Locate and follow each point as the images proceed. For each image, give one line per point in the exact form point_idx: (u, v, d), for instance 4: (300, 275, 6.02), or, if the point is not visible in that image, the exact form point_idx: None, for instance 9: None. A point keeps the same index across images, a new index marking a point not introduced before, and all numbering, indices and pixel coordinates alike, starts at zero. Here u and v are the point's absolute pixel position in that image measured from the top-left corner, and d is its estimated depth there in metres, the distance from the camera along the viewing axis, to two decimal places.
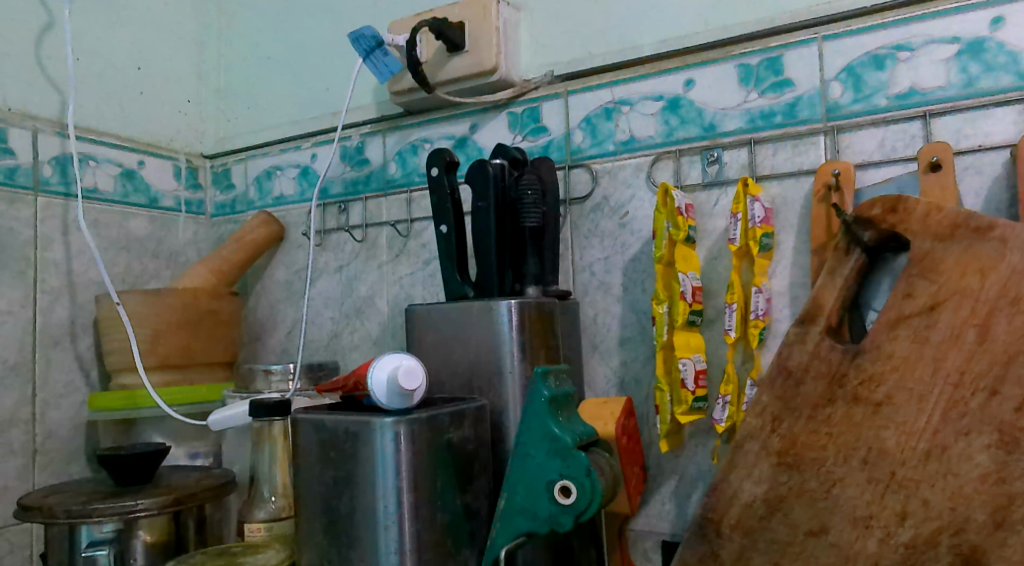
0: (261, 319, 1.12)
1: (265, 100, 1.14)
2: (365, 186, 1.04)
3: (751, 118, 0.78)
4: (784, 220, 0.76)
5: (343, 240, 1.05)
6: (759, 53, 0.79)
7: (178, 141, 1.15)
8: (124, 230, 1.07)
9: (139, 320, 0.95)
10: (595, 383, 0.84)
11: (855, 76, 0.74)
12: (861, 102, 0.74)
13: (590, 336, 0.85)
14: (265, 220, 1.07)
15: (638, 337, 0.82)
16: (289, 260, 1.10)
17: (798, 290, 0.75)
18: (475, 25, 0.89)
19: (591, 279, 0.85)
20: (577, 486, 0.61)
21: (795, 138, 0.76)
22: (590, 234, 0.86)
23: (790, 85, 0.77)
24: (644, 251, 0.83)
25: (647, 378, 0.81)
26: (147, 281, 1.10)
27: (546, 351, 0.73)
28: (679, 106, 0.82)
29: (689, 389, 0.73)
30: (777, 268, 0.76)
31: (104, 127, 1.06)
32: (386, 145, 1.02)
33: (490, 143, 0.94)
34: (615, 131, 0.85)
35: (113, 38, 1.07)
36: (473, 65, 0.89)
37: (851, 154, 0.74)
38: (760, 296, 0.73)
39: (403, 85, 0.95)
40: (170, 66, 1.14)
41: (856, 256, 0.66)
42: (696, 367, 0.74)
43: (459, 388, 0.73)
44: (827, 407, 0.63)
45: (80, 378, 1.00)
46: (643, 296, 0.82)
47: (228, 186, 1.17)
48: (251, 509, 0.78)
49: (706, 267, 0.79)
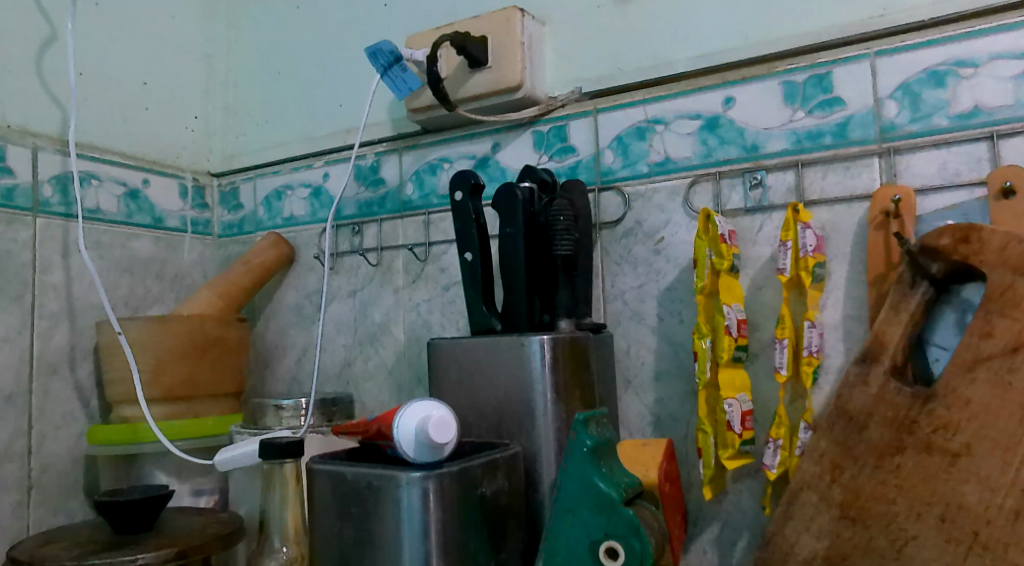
0: (269, 344, 1.06)
1: (276, 116, 1.10)
2: (380, 207, 0.99)
3: (797, 139, 0.73)
4: (836, 248, 0.70)
5: (356, 263, 1.00)
6: (806, 70, 0.74)
7: (185, 159, 1.11)
8: (127, 252, 1.02)
9: (142, 348, 0.90)
10: (628, 420, 0.78)
11: (912, 94, 0.69)
12: (919, 122, 0.69)
13: (622, 370, 0.79)
14: (275, 241, 1.03)
15: (675, 371, 0.77)
16: (300, 283, 1.05)
17: (852, 324, 0.69)
18: (499, 39, 0.85)
19: (624, 308, 0.80)
20: (625, 547, 0.55)
21: (846, 160, 0.71)
22: (622, 261, 0.81)
23: (840, 104, 0.72)
24: (681, 279, 0.77)
25: (685, 416, 0.76)
26: (150, 305, 1.05)
27: (581, 392, 0.67)
28: (718, 126, 0.77)
29: (736, 431, 0.67)
30: (829, 299, 0.70)
31: (107, 144, 1.02)
32: (402, 165, 0.98)
33: (512, 163, 0.89)
34: (648, 151, 0.80)
35: (120, 53, 1.03)
36: (497, 81, 0.85)
37: (910, 179, 0.69)
38: (813, 331, 0.67)
39: (421, 102, 0.90)
40: (178, 82, 1.10)
41: (922, 291, 0.61)
42: (743, 408, 0.68)
43: (487, 431, 0.68)
44: (896, 456, 0.58)
45: (80, 409, 0.95)
46: (679, 328, 0.77)
47: (237, 206, 1.13)
48: (260, 561, 0.73)
49: (750, 296, 0.73)
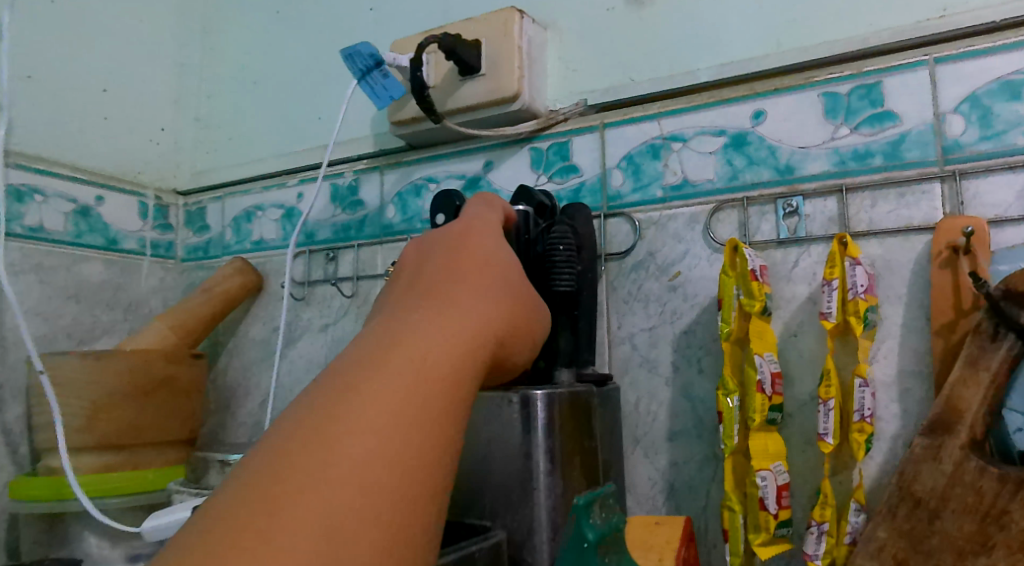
0: (231, 383, 0.94)
1: (250, 129, 0.99)
2: (358, 232, 0.88)
3: (841, 160, 0.62)
4: (889, 289, 0.59)
5: (329, 294, 0.88)
6: (850, 79, 0.63)
7: (148, 175, 1.00)
8: (73, 276, 0.90)
9: (73, 388, 0.78)
10: (637, 487, 0.66)
11: (981, 108, 0.59)
12: (991, 140, 0.58)
13: (630, 427, 0.67)
14: (241, 268, 0.92)
15: (693, 431, 0.65)
16: (267, 315, 0.93)
17: (909, 381, 0.57)
18: (494, 44, 0.75)
19: (632, 354, 0.68)
20: None
21: (900, 185, 0.60)
22: (631, 298, 0.69)
23: (892, 119, 0.61)
24: (701, 321, 0.66)
25: (705, 485, 0.64)
26: (98, 337, 0.93)
27: (581, 456, 0.56)
28: (745, 144, 0.66)
29: (771, 511, 0.55)
30: (880, 351, 0.58)
31: (57, 156, 0.90)
32: (384, 185, 0.87)
33: (507, 184, 0.78)
34: (663, 173, 0.69)
35: (77, 55, 0.93)
36: (491, 91, 0.74)
37: (980, 208, 0.57)
38: (866, 391, 0.55)
39: (405, 113, 0.79)
40: (143, 90, 0.99)
41: (1009, 345, 0.49)
42: (779, 482, 0.56)
43: (462, 509, 0.56)
44: (979, 556, 0.47)
45: (6, 456, 0.82)
46: (699, 379, 0.65)
47: (203, 227, 1.01)
48: None
49: (784, 346, 0.62)
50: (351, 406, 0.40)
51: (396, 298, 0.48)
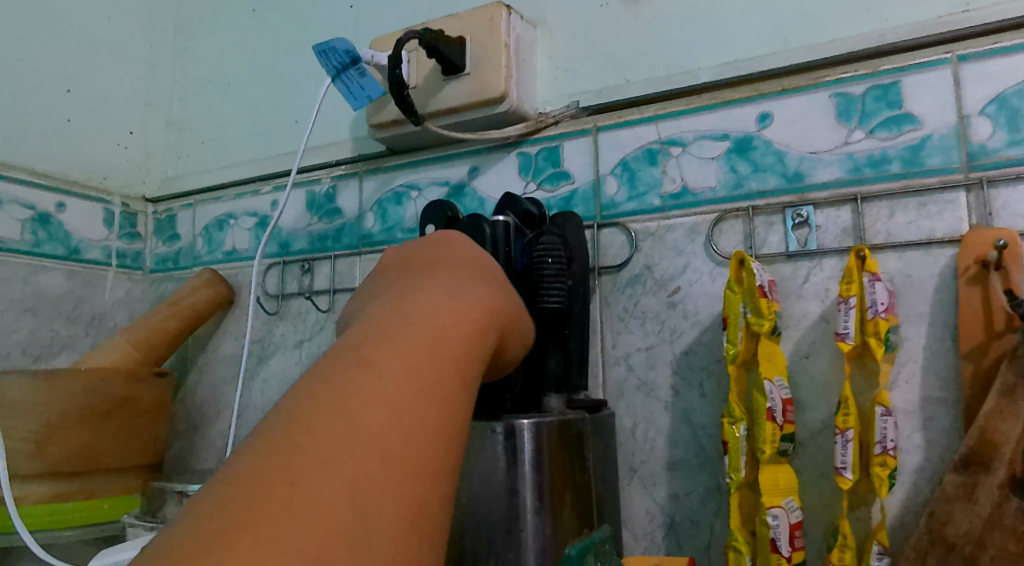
0: (199, 402, 0.88)
1: (223, 133, 0.94)
2: (335, 242, 0.82)
3: (855, 166, 0.57)
4: (911, 308, 0.54)
5: (303, 308, 0.82)
6: (864, 79, 0.58)
7: (115, 180, 0.94)
8: (30, 288, 0.84)
9: (23, 411, 0.71)
10: (633, 521, 0.61)
11: (1009, 110, 0.54)
12: (1020, 145, 0.53)
13: (626, 456, 0.62)
14: (209, 280, 0.86)
15: (695, 461, 0.59)
16: (238, 330, 0.87)
17: (933, 409, 0.52)
18: (480, 41, 0.69)
19: (629, 376, 0.63)
20: None
21: (921, 194, 0.55)
22: (627, 316, 0.64)
23: (911, 122, 0.56)
24: (703, 341, 0.60)
25: (709, 520, 0.58)
26: (57, 354, 0.86)
27: (574, 492, 0.51)
28: (750, 149, 0.61)
29: (784, 555, 0.50)
30: (901, 376, 0.53)
31: (15, 159, 0.84)
32: (362, 192, 0.81)
33: (494, 191, 0.72)
34: (661, 180, 0.64)
35: (39, 52, 0.87)
36: (476, 91, 0.69)
37: (1010, 219, 0.53)
38: (888, 420, 0.51)
39: (385, 115, 0.74)
40: (111, 90, 0.94)
41: None
42: (792, 521, 0.51)
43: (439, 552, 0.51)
44: None
45: None
46: (701, 404, 0.60)
47: (172, 236, 0.96)
48: None
49: (795, 369, 0.56)
50: (360, 382, 0.40)
51: (394, 288, 0.48)
